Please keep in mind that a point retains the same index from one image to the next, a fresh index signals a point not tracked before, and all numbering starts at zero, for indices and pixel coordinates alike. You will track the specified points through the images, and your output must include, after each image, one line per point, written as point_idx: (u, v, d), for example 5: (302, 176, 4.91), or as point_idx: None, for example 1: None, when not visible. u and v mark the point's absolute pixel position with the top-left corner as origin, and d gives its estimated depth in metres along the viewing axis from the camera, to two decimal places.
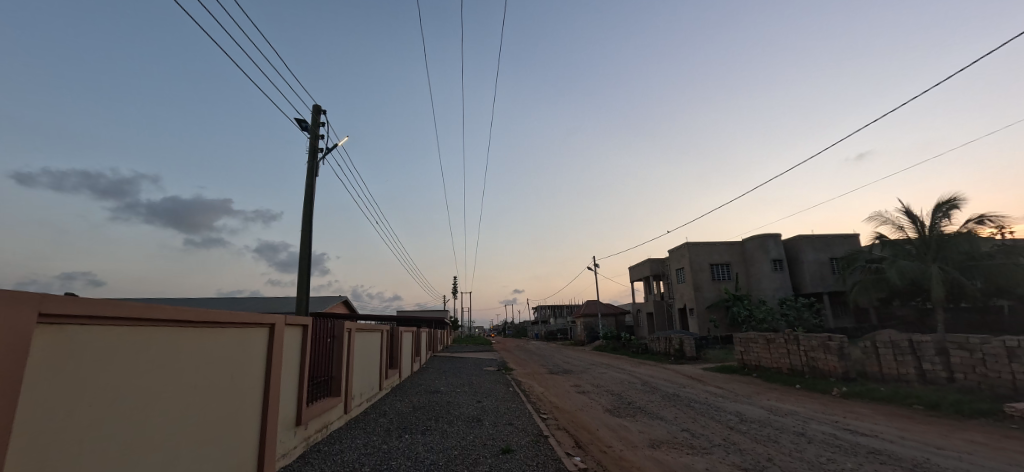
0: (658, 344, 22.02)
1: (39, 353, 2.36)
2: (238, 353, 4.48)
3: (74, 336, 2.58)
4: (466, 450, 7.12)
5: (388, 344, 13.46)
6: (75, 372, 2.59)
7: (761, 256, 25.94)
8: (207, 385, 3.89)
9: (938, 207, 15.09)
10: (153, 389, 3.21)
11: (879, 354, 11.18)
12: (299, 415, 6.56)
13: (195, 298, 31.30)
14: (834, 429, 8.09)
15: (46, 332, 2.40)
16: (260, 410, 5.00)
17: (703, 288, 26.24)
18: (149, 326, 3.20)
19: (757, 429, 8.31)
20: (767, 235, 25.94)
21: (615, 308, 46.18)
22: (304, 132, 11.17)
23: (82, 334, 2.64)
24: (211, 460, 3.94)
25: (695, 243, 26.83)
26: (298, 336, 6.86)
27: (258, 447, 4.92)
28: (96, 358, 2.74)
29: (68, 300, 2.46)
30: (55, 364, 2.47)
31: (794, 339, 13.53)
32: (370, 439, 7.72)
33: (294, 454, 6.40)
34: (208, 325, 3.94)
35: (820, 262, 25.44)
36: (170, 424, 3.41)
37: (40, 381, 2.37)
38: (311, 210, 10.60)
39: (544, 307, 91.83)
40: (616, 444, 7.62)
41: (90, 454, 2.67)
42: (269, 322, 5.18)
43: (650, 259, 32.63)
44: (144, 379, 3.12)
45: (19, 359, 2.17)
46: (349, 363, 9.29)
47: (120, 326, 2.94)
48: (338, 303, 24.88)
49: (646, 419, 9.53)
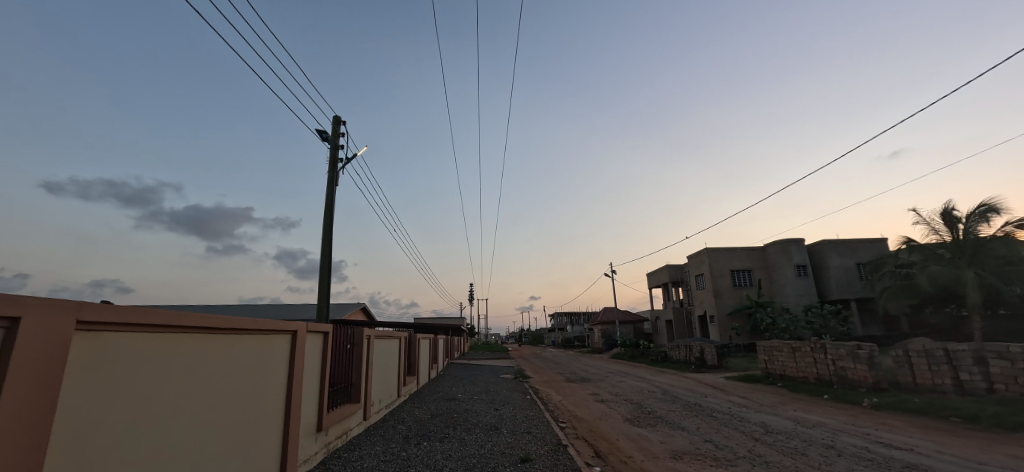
0: (677, 351, 21.68)
1: (77, 355, 2.41)
2: (262, 359, 4.53)
3: (109, 340, 2.64)
4: (484, 459, 7.02)
5: (405, 351, 13.59)
6: (109, 378, 2.63)
7: (784, 262, 25.34)
8: (232, 388, 3.93)
9: (974, 211, 14.51)
10: (182, 392, 3.26)
11: (912, 363, 10.79)
12: (320, 421, 6.60)
13: (220, 307, 32.25)
14: (866, 442, 7.80)
15: (84, 339, 2.47)
16: (283, 412, 5.04)
17: (722, 294, 25.75)
18: (178, 334, 3.24)
19: (784, 440, 8.08)
20: (789, 240, 25.39)
21: (633, 315, 45.77)
22: (326, 143, 11.49)
23: (115, 340, 2.69)
24: (237, 460, 3.96)
25: (713, 248, 26.43)
26: (319, 343, 6.94)
27: (281, 450, 4.94)
28: (128, 365, 2.78)
29: (105, 308, 2.53)
30: (91, 368, 2.51)
31: (820, 348, 13.13)
32: (389, 446, 7.71)
33: (315, 460, 6.43)
34: (234, 332, 4.00)
35: (845, 267, 24.78)
36: (198, 425, 3.44)
37: (80, 382, 2.44)
38: (332, 218, 10.87)
39: (560, 314, 91.70)
40: (637, 454, 7.48)
41: (122, 455, 2.71)
42: (292, 329, 5.26)
43: (667, 265, 32.20)
44: (171, 385, 3.15)
45: (57, 361, 2.21)
46: (367, 370, 9.32)
47: (153, 332, 2.99)
48: (357, 310, 25.23)
49: (668, 429, 9.35)
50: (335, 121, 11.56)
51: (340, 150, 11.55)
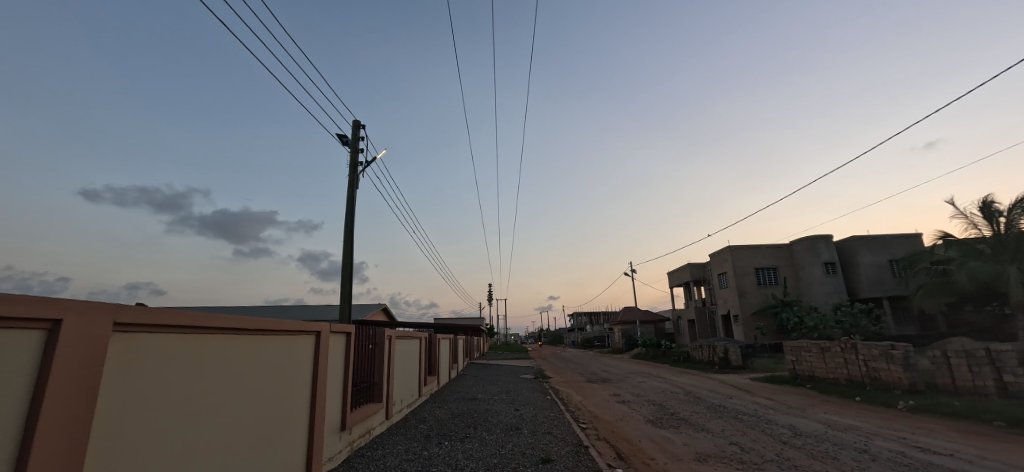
0: (699, 352, 21.25)
1: (113, 355, 2.51)
2: (287, 359, 4.63)
3: (142, 341, 2.72)
4: (506, 459, 7.02)
5: (426, 351, 13.72)
6: (142, 378, 2.72)
7: (811, 259, 24.58)
8: (258, 388, 4.02)
9: (1017, 203, 13.76)
10: (210, 392, 3.35)
11: (951, 364, 10.28)
12: (344, 420, 6.71)
13: (246, 309, 33.18)
14: (902, 447, 7.47)
15: (119, 340, 2.56)
16: (309, 412, 5.13)
17: (747, 292, 25.12)
18: (206, 335, 3.33)
19: (814, 444, 7.81)
20: (817, 236, 24.59)
21: (654, 315, 45.11)
22: (346, 147, 11.70)
23: (148, 340, 2.78)
24: (263, 460, 4.04)
25: (737, 246, 25.80)
26: (343, 343, 7.06)
27: (307, 448, 5.04)
28: (160, 366, 2.86)
29: (140, 309, 2.62)
30: (124, 369, 2.58)
31: (851, 348, 12.66)
32: (411, 445, 7.79)
33: (340, 458, 6.55)
34: (259, 333, 4.10)
35: (876, 264, 23.87)
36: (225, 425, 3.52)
37: (116, 381, 2.53)
38: (353, 220, 11.06)
39: (580, 314, 90.96)
40: (660, 456, 7.36)
41: (153, 453, 2.79)
42: (316, 329, 5.37)
43: (689, 264, 31.61)
44: (200, 385, 3.23)
45: (97, 361, 2.32)
46: (389, 370, 9.44)
47: (182, 334, 3.07)
48: (378, 311, 25.59)
49: (692, 431, 9.16)
50: (355, 125, 11.75)
51: (361, 153, 11.73)
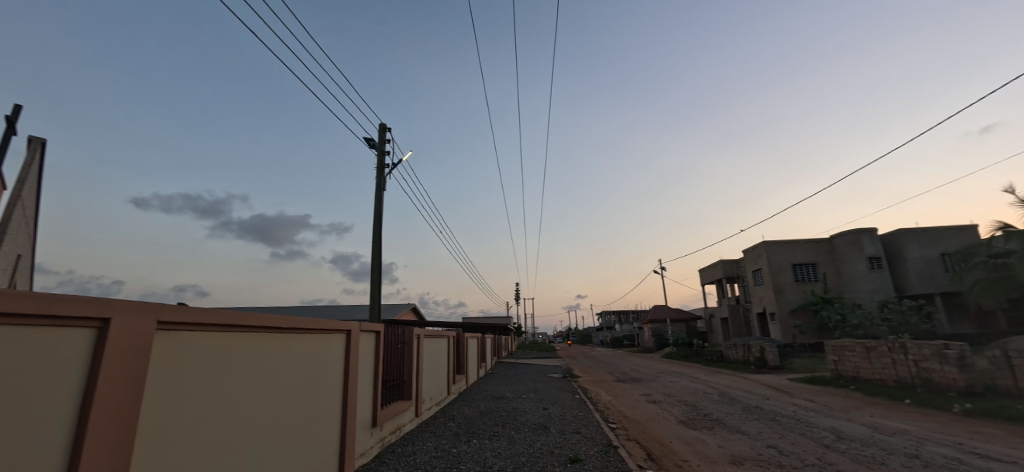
0: (734, 351, 20.56)
1: (158, 353, 2.65)
2: (319, 357, 4.79)
3: (183, 339, 2.87)
4: (534, 458, 7.01)
5: (454, 350, 13.88)
6: (185, 374, 2.86)
7: (854, 254, 23.32)
8: (292, 384, 4.17)
9: None
10: (246, 389, 3.48)
11: (1013, 365, 9.53)
12: (375, 417, 6.89)
13: (281, 309, 34.47)
14: (958, 452, 6.98)
15: (164, 338, 2.71)
16: (341, 409, 5.29)
17: (785, 290, 24.08)
18: (241, 333, 3.48)
19: (859, 448, 7.41)
20: (860, 230, 23.30)
21: (686, 313, 43.97)
22: (373, 150, 12.00)
23: (189, 338, 2.92)
24: (296, 457, 4.16)
25: (772, 242, 24.78)
26: (373, 342, 7.24)
27: (339, 443, 5.20)
28: (200, 363, 3.00)
29: (181, 309, 2.78)
30: (169, 365, 2.73)
31: (900, 347, 11.93)
32: (440, 442, 7.91)
33: (371, 454, 6.74)
34: (292, 331, 4.25)
35: (927, 258, 22.42)
36: (259, 422, 3.65)
37: (161, 377, 2.67)
38: (380, 221, 11.33)
39: (609, 313, 89.83)
40: (693, 457, 7.17)
41: (196, 446, 2.94)
42: (347, 328, 5.52)
43: (721, 260, 30.60)
44: (237, 381, 3.38)
45: (141, 359, 2.46)
46: (418, 368, 9.62)
47: (220, 332, 3.23)
48: (408, 311, 26.05)
49: (726, 433, 8.88)
50: (381, 128, 12.04)
51: (387, 156, 12.01)
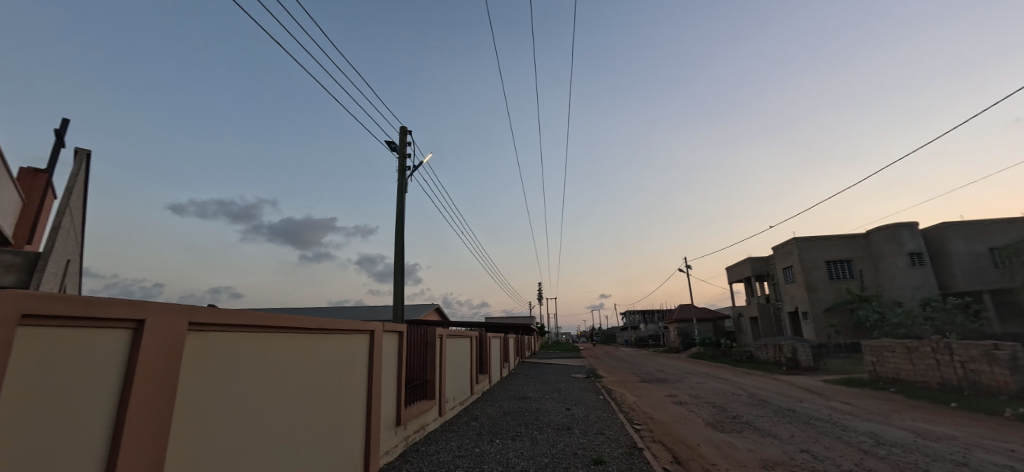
0: (764, 351, 19.90)
1: (191, 352, 2.76)
2: (344, 357, 4.90)
3: (214, 339, 2.99)
4: (557, 459, 6.98)
5: (477, 350, 13.95)
6: (216, 373, 2.98)
7: (893, 250, 22.18)
8: (318, 383, 4.29)
9: None
10: (273, 389, 3.59)
11: None
12: (399, 416, 7.00)
13: (309, 309, 35.43)
14: (1010, 461, 6.54)
15: (196, 338, 2.82)
16: (366, 408, 5.41)
17: (819, 288, 23.14)
18: (269, 333, 3.60)
19: (900, 454, 7.04)
20: (899, 224, 22.14)
21: (713, 312, 42.88)
22: (394, 153, 12.19)
23: (219, 338, 3.04)
24: (322, 455, 4.27)
25: (803, 238, 23.85)
26: (396, 342, 7.36)
27: (364, 441, 5.31)
28: (231, 361, 3.13)
29: (210, 310, 2.89)
30: (201, 364, 2.85)
31: (945, 348, 11.27)
32: (463, 442, 7.97)
33: (396, 452, 6.85)
34: (318, 332, 4.37)
35: (974, 254, 21.13)
36: (285, 421, 3.75)
37: (194, 375, 2.79)
38: (401, 223, 11.51)
39: (634, 312, 88.57)
40: (721, 461, 6.98)
41: (227, 442, 3.06)
42: (370, 329, 5.62)
43: (749, 258, 29.66)
44: (265, 380, 3.50)
45: (174, 359, 2.57)
46: (441, 368, 9.72)
47: (249, 332, 3.35)
48: (431, 311, 26.33)
49: (756, 436, 8.60)
50: (401, 131, 12.22)
51: (408, 159, 12.18)
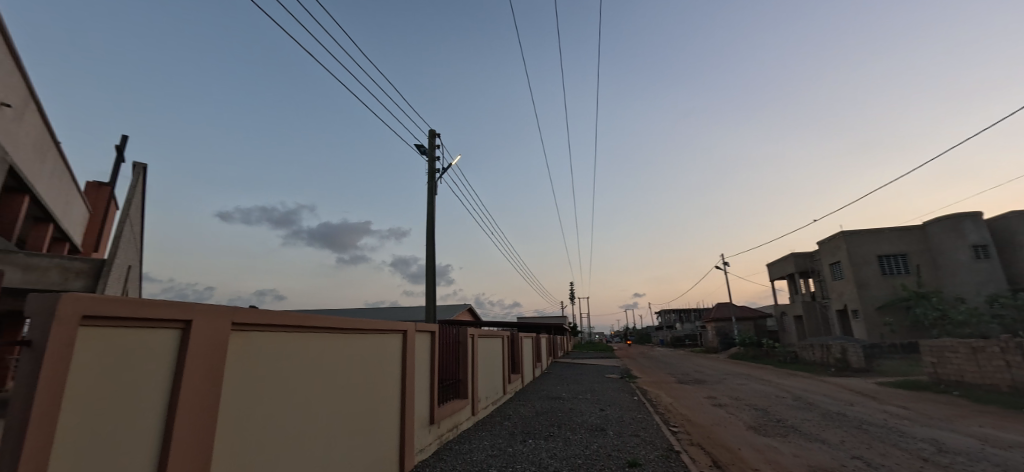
0: (811, 352, 18.91)
1: (234, 352, 2.90)
2: (378, 356, 5.02)
3: (255, 340, 3.12)
4: (590, 460, 6.89)
5: (509, 349, 13.96)
6: (257, 372, 3.12)
7: (954, 243, 20.57)
8: (353, 383, 4.41)
9: None
10: (310, 389, 3.70)
11: None
12: (433, 414, 7.12)
13: (345, 310, 36.60)
14: None
15: (237, 338, 2.96)
16: (400, 406, 5.52)
17: (871, 284, 21.74)
18: (306, 334, 3.72)
19: (966, 463, 6.50)
20: (961, 215, 20.51)
21: (754, 311, 41.18)
22: (423, 156, 12.43)
23: (259, 339, 3.17)
24: (358, 452, 4.39)
25: (852, 232, 22.49)
26: (428, 342, 7.49)
27: (399, 439, 5.43)
28: (271, 361, 3.26)
29: (249, 311, 3.03)
30: (243, 364, 2.99)
31: (1016, 348, 10.32)
32: (496, 441, 8.01)
33: (430, 450, 6.97)
34: (352, 332, 4.49)
35: None
36: (323, 420, 3.87)
37: (237, 375, 2.92)
38: (431, 225, 11.70)
39: (671, 311, 86.30)
40: (764, 467, 6.68)
41: (269, 439, 3.19)
42: (403, 329, 5.74)
43: (791, 253, 28.28)
44: (304, 379, 3.63)
45: (219, 357, 2.71)
46: (473, 367, 9.80)
47: (287, 333, 3.48)
48: (463, 311, 26.58)
49: (802, 441, 8.18)
50: (430, 135, 12.45)
51: (437, 161, 12.39)
